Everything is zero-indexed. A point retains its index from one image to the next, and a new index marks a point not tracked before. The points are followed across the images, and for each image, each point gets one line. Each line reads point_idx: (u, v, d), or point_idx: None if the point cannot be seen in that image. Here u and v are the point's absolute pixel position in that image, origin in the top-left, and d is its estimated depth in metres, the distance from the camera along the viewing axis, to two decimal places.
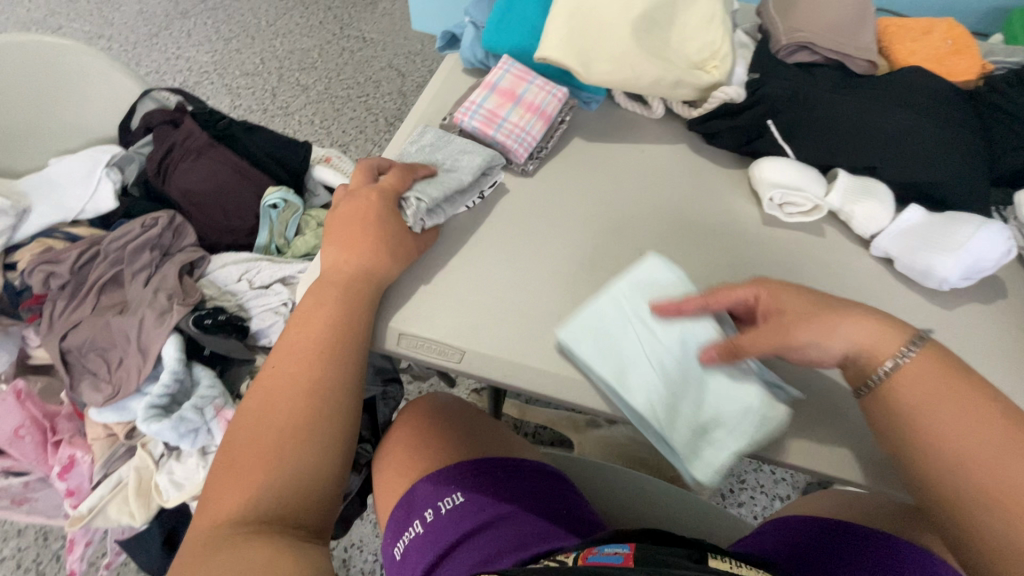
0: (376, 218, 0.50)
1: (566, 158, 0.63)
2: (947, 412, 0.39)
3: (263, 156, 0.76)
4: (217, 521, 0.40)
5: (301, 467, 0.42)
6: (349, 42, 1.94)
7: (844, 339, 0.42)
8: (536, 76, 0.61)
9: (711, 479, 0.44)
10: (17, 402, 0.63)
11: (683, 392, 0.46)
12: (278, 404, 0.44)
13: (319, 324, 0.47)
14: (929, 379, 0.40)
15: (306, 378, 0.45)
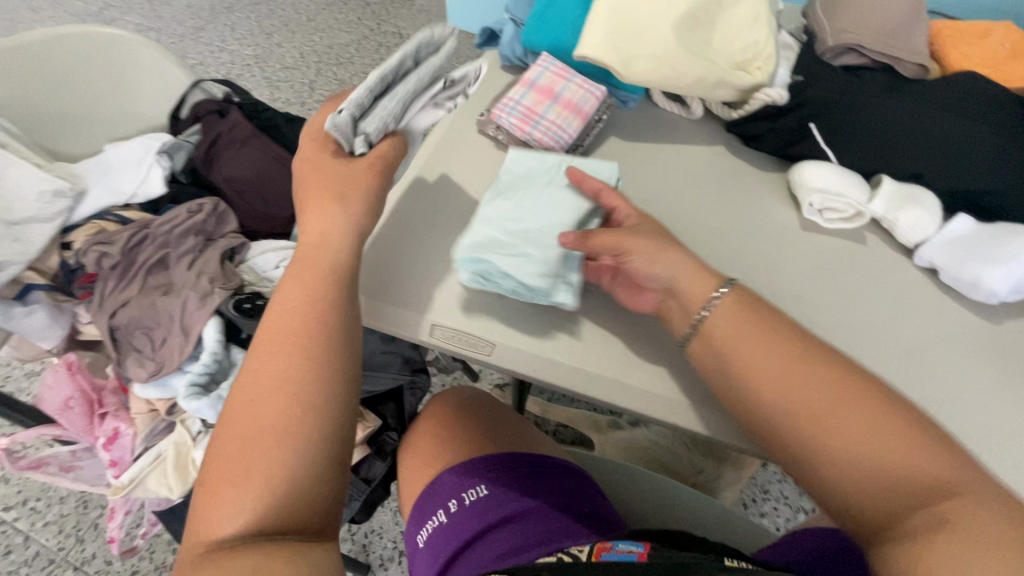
0: (341, 184, 0.47)
1: (601, 157, 0.63)
2: (752, 351, 0.41)
3: None
4: (204, 540, 0.35)
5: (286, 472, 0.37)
6: (386, 37, 1.98)
7: (675, 268, 0.45)
8: (575, 74, 0.61)
9: (463, 267, 0.48)
10: (68, 373, 0.67)
11: (514, 229, 0.50)
12: (254, 399, 0.39)
13: (293, 311, 0.42)
14: (742, 323, 0.42)
15: (284, 372, 0.40)
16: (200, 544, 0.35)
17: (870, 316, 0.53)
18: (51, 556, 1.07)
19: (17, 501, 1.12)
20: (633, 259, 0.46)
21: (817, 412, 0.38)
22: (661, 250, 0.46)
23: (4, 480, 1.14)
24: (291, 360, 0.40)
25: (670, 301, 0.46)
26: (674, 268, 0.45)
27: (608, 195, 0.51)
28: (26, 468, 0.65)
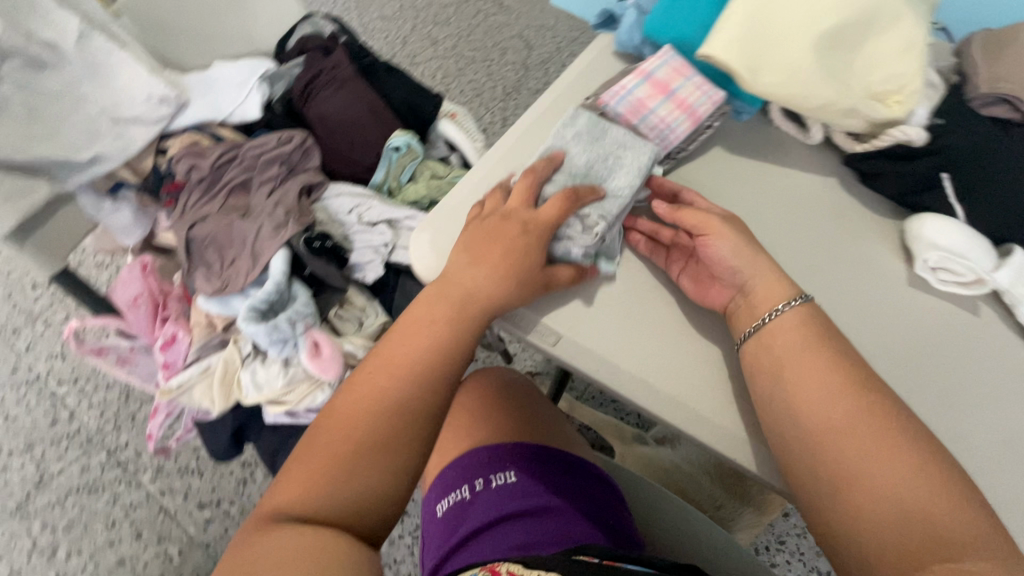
0: (518, 250, 0.46)
1: (702, 166, 0.59)
2: (805, 368, 0.43)
3: (398, 101, 0.77)
4: (285, 507, 0.39)
5: (372, 485, 0.40)
6: (486, 4, 1.96)
7: (759, 265, 0.48)
8: (695, 73, 0.57)
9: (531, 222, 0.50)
10: (142, 273, 0.70)
11: None
12: (366, 404, 0.43)
13: (423, 344, 0.45)
14: (795, 333, 0.45)
15: (393, 396, 0.43)
16: (280, 510, 0.39)
17: (966, 393, 0.48)
18: (90, 435, 1.15)
19: (70, 378, 1.20)
20: (710, 244, 0.49)
21: (849, 433, 0.41)
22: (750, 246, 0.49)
23: (62, 357, 1.22)
24: (404, 388, 0.43)
25: (735, 300, 0.49)
26: (758, 264, 0.48)
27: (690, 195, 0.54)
28: (89, 352, 0.68)
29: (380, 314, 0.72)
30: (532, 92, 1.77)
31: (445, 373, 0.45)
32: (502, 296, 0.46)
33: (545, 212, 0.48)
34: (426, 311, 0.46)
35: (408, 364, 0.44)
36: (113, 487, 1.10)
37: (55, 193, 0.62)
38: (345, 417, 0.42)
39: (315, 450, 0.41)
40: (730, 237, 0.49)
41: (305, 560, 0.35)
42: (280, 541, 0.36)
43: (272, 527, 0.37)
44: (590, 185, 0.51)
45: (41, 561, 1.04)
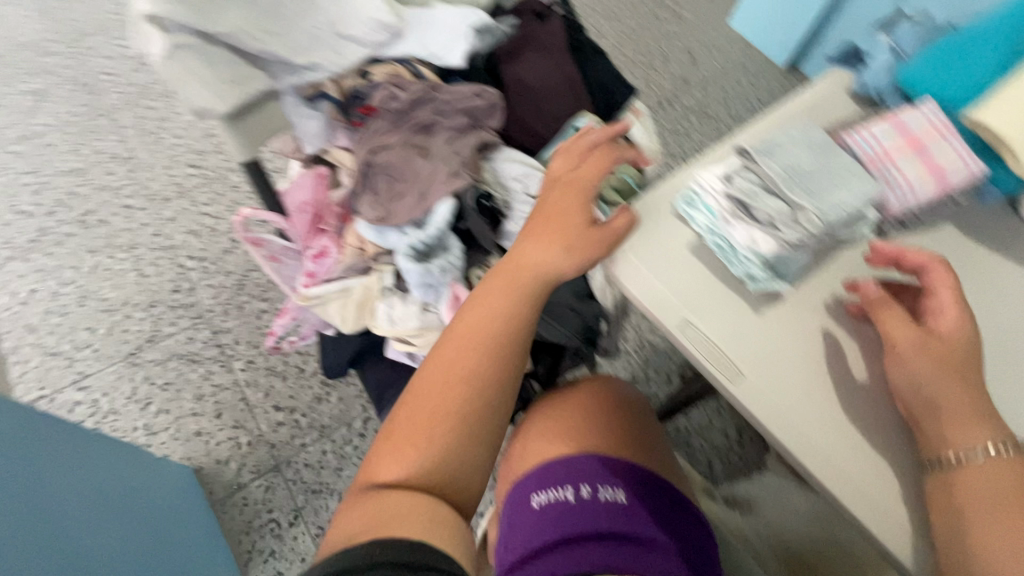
0: (569, 219, 0.50)
1: (924, 240, 0.53)
2: (999, 524, 0.38)
3: (596, 85, 0.76)
4: (385, 473, 0.47)
5: (456, 443, 0.48)
6: (661, 8, 1.91)
7: (963, 399, 0.42)
8: (958, 138, 0.51)
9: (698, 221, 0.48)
10: (315, 182, 0.75)
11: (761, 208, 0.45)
12: (442, 382, 0.49)
13: (487, 316, 0.50)
14: (995, 481, 0.39)
15: (468, 364, 0.49)
16: (382, 476, 0.47)
17: None
18: (201, 312, 1.24)
19: (199, 256, 1.31)
20: (899, 365, 0.44)
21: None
22: (953, 376, 0.42)
23: (198, 236, 1.33)
24: (477, 356, 0.49)
25: (914, 418, 0.43)
26: (959, 398, 0.42)
27: (933, 272, 0.45)
28: (248, 241, 0.72)
29: None
30: (686, 108, 1.70)
31: (507, 344, 0.50)
32: (561, 261, 0.49)
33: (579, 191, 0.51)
34: (490, 288, 0.51)
35: (478, 335, 0.50)
36: (209, 364, 1.19)
37: (270, 88, 0.65)
38: (426, 394, 0.49)
39: (402, 425, 0.48)
40: (916, 359, 0.43)
41: (417, 517, 0.43)
42: (386, 501, 0.44)
43: (377, 491, 0.45)
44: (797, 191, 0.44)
45: (135, 408, 1.14)
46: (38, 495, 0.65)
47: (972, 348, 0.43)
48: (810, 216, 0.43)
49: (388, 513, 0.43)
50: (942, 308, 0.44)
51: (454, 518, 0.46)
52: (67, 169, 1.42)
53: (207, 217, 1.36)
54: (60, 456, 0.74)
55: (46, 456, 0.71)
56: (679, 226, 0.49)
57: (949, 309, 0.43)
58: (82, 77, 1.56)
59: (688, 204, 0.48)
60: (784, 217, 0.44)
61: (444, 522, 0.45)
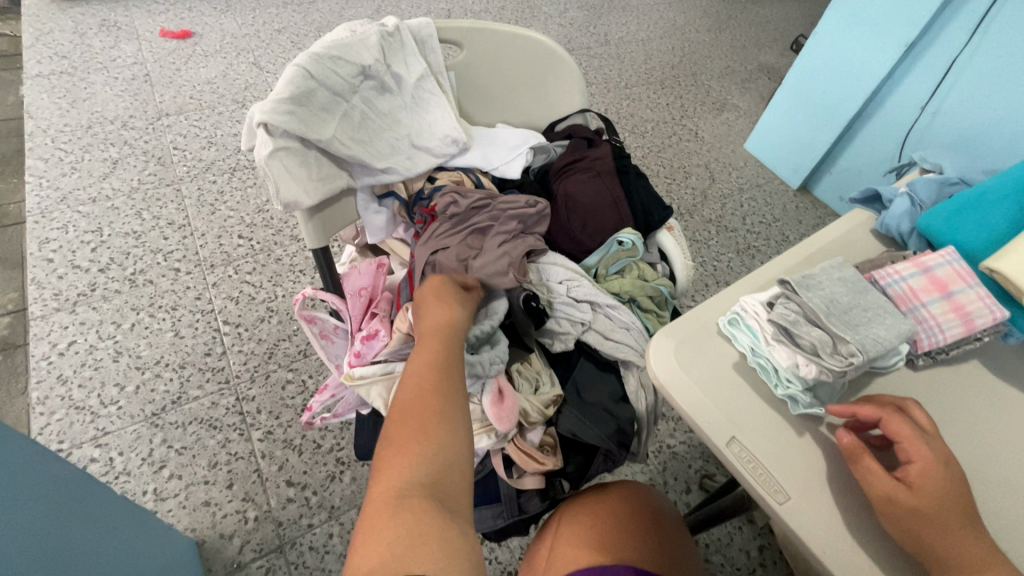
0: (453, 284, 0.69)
1: (954, 373, 0.56)
2: None
3: (637, 203, 0.83)
4: (392, 493, 0.44)
5: (448, 449, 0.49)
6: (681, 130, 2.10)
7: (959, 550, 0.41)
8: (978, 284, 0.55)
9: (741, 340, 0.52)
10: (374, 270, 0.80)
11: (800, 337, 0.48)
12: (421, 398, 0.52)
13: (435, 348, 0.59)
14: None
15: (436, 379, 0.54)
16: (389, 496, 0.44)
17: None
18: (228, 378, 1.27)
19: (235, 322, 1.36)
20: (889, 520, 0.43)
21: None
22: (936, 528, 0.41)
23: (238, 302, 1.39)
24: (440, 371, 0.56)
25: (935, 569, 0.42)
26: (954, 549, 0.41)
27: (886, 419, 0.45)
28: (303, 318, 0.77)
29: (555, 385, 0.73)
30: (705, 219, 1.81)
31: (458, 364, 0.58)
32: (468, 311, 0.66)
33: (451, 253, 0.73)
34: (429, 332, 0.61)
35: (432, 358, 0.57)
36: (227, 431, 1.19)
37: (349, 186, 0.74)
38: (407, 416, 0.50)
39: (393, 445, 0.48)
40: (899, 514, 0.42)
41: (438, 532, 0.41)
42: (403, 517, 0.41)
43: (390, 514, 0.42)
44: (836, 322, 0.48)
45: (148, 471, 1.13)
46: (36, 564, 0.61)
47: (950, 494, 0.43)
48: (848, 348, 0.46)
49: (415, 541, 0.40)
50: (908, 455, 0.44)
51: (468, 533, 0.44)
52: (127, 230, 1.52)
53: (248, 285, 1.43)
54: (65, 519, 0.69)
55: (53, 516, 0.67)
56: (721, 343, 0.53)
57: (917, 455, 0.44)
58: (155, 151, 1.71)
59: (732, 327, 0.52)
60: (826, 346, 0.47)
61: (462, 538, 0.43)
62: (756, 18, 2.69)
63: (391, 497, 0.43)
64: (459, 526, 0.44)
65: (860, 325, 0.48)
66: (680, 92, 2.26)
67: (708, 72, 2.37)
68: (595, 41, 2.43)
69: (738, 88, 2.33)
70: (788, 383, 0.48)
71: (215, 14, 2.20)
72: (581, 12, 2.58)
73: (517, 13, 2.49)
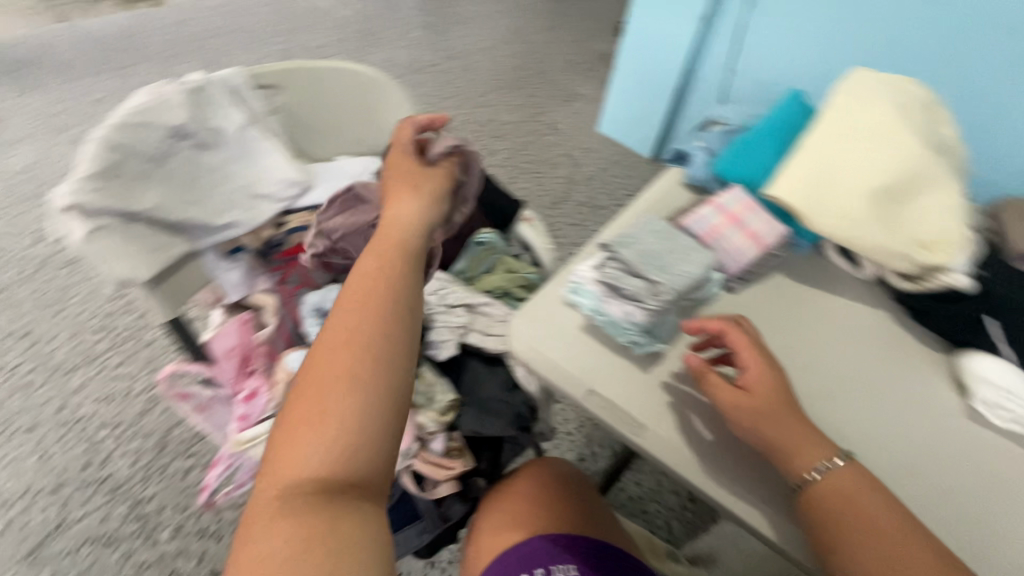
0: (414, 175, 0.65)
1: (764, 288, 0.66)
2: (859, 526, 0.46)
3: (488, 204, 0.89)
4: (283, 485, 0.44)
5: (357, 418, 0.46)
6: (539, 126, 2.22)
7: (792, 440, 0.49)
8: (762, 209, 0.66)
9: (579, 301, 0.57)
10: (239, 327, 0.77)
11: (626, 288, 0.54)
12: (335, 360, 0.48)
13: (363, 291, 0.53)
14: (841, 491, 0.47)
15: (352, 338, 0.50)
16: (280, 489, 0.44)
17: (1012, 526, 0.51)
18: (118, 483, 1.15)
19: (113, 422, 1.23)
20: (738, 425, 0.50)
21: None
22: (770, 423, 0.49)
23: (112, 400, 1.26)
24: (358, 326, 0.51)
25: (772, 455, 0.49)
26: (788, 439, 0.49)
27: (729, 332, 0.53)
28: (174, 396, 0.74)
29: (449, 391, 0.74)
30: (577, 203, 1.93)
31: (392, 302, 0.53)
32: (410, 214, 0.61)
33: (405, 128, 0.68)
34: (363, 270, 0.55)
35: (356, 311, 0.52)
36: (129, 541, 1.08)
37: (190, 250, 0.71)
38: (318, 383, 0.48)
39: (296, 423, 0.46)
40: (744, 416, 0.50)
41: (322, 534, 0.42)
42: (287, 520, 0.43)
43: (275, 514, 0.43)
44: (650, 268, 0.55)
45: None
46: None
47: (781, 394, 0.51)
48: (662, 287, 0.54)
49: (301, 547, 0.41)
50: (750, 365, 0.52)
51: (368, 513, 0.45)
52: None
53: (120, 378, 1.30)
54: None
55: None
56: (567, 311, 0.58)
57: (752, 366, 0.52)
58: None
59: (575, 294, 0.58)
60: (644, 291, 0.54)
61: (356, 528, 0.44)
62: (586, 11, 2.91)
63: (277, 494, 0.44)
64: (356, 516, 0.44)
65: (671, 263, 0.56)
66: (530, 91, 2.39)
67: (552, 69, 2.53)
68: (441, 57, 2.50)
69: (582, 78, 2.50)
70: (626, 328, 0.55)
71: (18, 96, 1.98)
72: (422, 32, 2.63)
73: (358, 43, 2.50)
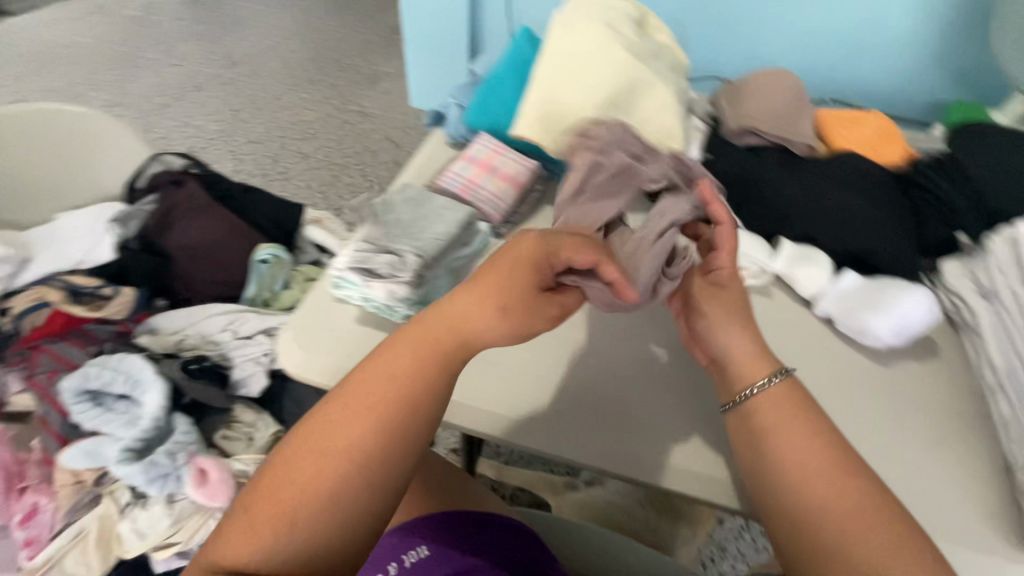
0: (520, 279, 0.41)
1: (535, 224, 0.68)
2: (795, 445, 0.42)
3: (262, 218, 0.83)
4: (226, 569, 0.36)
5: (329, 539, 0.37)
6: (350, 116, 2.08)
7: (725, 348, 0.47)
8: (512, 152, 0.68)
9: (345, 294, 0.55)
10: None
11: (378, 266, 0.53)
12: (331, 452, 0.38)
13: (390, 377, 0.40)
14: (782, 412, 0.43)
15: (346, 440, 0.38)
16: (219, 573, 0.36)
17: None
18: None
19: None
20: (696, 317, 0.49)
21: (842, 509, 0.39)
22: (728, 315, 0.48)
23: None
24: (353, 434, 0.39)
25: (715, 369, 0.48)
26: (722, 348, 0.47)
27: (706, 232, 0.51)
28: None
29: (269, 425, 0.71)
30: None
31: (415, 411, 0.40)
32: (491, 323, 0.41)
33: (530, 241, 0.42)
34: (404, 346, 0.41)
35: (367, 414, 0.39)
36: None
37: None
38: (301, 466, 0.38)
39: (263, 505, 0.37)
40: (709, 306, 0.48)
41: None
42: None
43: None
44: (399, 239, 0.55)
45: None
46: None
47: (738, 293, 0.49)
48: (417, 250, 0.54)
49: None
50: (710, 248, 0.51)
51: None
52: None
53: None
54: None
55: None
56: (339, 308, 0.56)
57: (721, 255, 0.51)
58: None
59: (340, 289, 0.55)
60: (395, 262, 0.53)
61: None
62: None
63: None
64: None
65: (422, 225, 0.56)
66: (330, 80, 2.22)
67: (350, 52, 2.36)
68: (221, 67, 2.24)
69: (384, 55, 2.34)
70: (396, 306, 0.53)
71: None
72: (192, 44, 2.33)
73: (115, 72, 2.17)
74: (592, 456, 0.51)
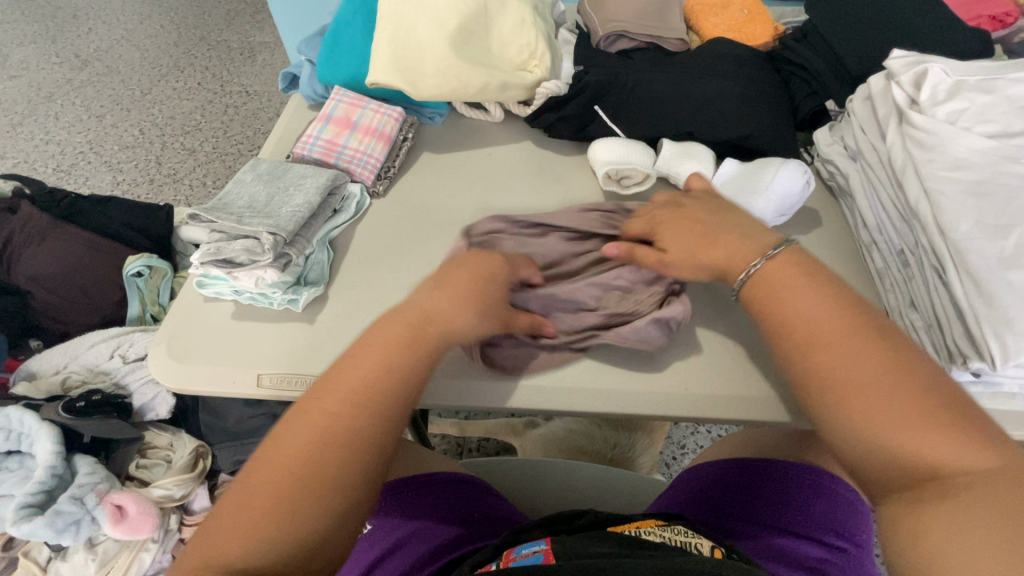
0: (482, 282, 0.42)
1: (414, 175, 0.64)
2: (797, 298, 0.37)
3: (118, 226, 0.74)
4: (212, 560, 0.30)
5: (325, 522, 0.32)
6: (232, 97, 1.88)
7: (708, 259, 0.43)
8: (369, 101, 0.63)
9: (212, 292, 0.51)
10: None
11: (235, 256, 0.49)
12: (321, 421, 0.33)
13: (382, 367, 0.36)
14: (783, 276, 0.39)
15: (339, 468, 0.32)
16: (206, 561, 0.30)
17: None
18: None
19: None
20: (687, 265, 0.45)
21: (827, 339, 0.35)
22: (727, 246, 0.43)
23: None
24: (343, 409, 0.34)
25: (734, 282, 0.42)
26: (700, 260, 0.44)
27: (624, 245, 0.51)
28: None
29: (188, 443, 0.69)
30: None
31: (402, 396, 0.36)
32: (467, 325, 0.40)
33: (483, 257, 0.44)
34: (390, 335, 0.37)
35: (332, 436, 0.33)
36: None
37: None
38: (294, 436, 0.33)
39: (256, 481, 0.32)
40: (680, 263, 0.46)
41: None
42: None
43: None
44: (251, 220, 0.50)
45: None
46: None
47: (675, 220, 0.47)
48: (272, 229, 0.49)
49: None
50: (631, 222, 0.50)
51: None
52: None
53: None
54: None
55: None
56: (213, 306, 0.52)
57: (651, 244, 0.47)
58: None
59: (207, 286, 0.51)
60: (252, 247, 0.49)
61: None
62: None
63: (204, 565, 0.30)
64: None
65: (279, 202, 0.53)
66: (200, 61, 1.99)
67: (215, 26, 2.10)
68: (70, 71, 1.96)
69: (255, 23, 2.11)
70: (269, 292, 0.50)
71: None
72: (30, 51, 2.03)
73: None
74: (510, 397, 0.50)
